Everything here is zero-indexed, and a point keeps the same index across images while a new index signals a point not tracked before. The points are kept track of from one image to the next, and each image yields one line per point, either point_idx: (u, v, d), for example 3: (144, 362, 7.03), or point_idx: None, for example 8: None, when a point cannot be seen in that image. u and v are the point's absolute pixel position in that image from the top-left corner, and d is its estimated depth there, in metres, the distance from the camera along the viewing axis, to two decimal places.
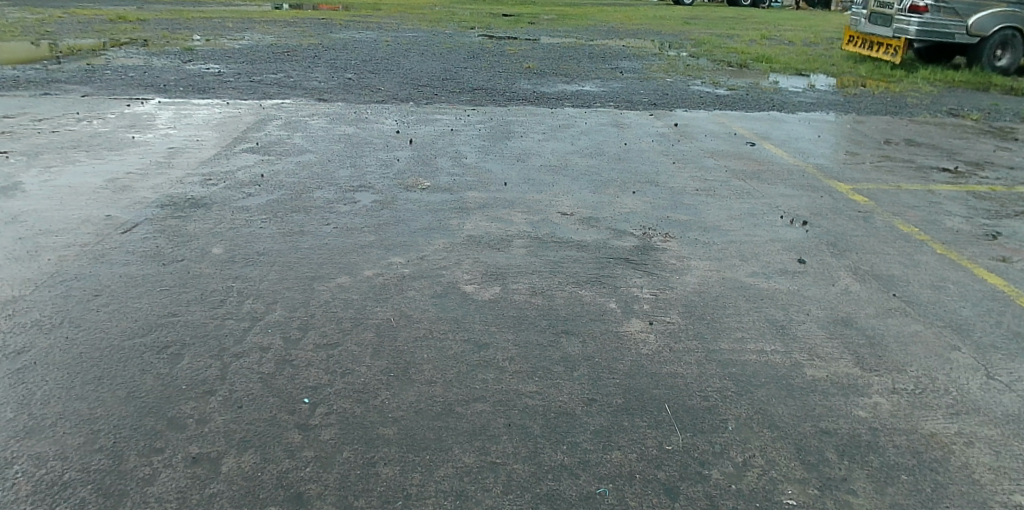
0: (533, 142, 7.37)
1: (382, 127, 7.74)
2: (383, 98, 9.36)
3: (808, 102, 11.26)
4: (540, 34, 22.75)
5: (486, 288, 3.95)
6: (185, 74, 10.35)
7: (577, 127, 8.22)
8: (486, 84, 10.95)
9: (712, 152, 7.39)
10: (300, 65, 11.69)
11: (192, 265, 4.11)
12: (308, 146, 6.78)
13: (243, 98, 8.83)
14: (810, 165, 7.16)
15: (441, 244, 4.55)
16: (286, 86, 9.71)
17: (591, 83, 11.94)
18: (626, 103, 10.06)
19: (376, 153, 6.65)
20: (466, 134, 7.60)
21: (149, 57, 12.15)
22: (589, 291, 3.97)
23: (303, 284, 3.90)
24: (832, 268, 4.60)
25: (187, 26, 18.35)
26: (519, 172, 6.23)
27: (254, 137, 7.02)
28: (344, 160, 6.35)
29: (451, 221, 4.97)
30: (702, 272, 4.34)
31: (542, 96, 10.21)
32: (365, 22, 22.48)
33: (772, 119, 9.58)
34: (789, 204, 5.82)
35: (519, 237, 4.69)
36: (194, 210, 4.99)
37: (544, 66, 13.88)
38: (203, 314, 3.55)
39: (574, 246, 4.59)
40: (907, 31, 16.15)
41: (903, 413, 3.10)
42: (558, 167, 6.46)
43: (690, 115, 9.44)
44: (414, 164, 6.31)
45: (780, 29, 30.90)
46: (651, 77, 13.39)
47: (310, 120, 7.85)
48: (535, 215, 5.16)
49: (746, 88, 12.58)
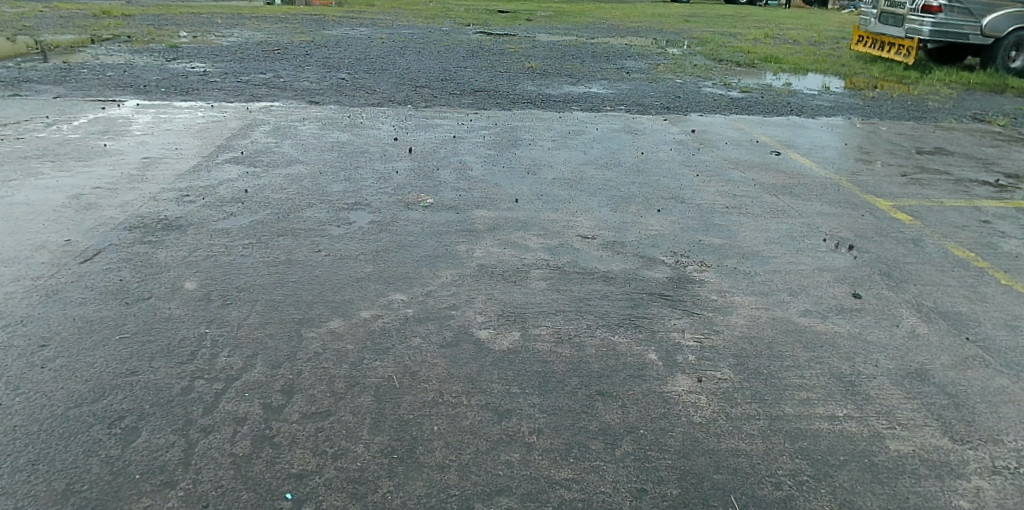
0: (543, 151, 6.81)
1: (379, 133, 7.15)
2: (379, 101, 8.76)
3: (825, 106, 10.72)
4: (539, 31, 22.14)
5: (503, 335, 3.37)
6: (168, 73, 9.74)
7: (589, 134, 7.65)
8: (488, 85, 10.38)
9: (737, 163, 6.84)
10: (291, 64, 11.09)
11: (160, 303, 3.53)
12: (298, 154, 6.20)
13: (229, 101, 8.23)
14: (845, 178, 6.62)
15: (448, 276, 3.97)
16: (275, 87, 9.12)
17: (597, 84, 11.37)
18: (637, 107, 9.50)
19: (372, 164, 6.07)
20: (470, 142, 7.03)
21: (131, 54, 11.52)
22: (623, 338, 3.40)
23: (289, 330, 3.32)
24: (892, 304, 4.05)
25: (172, 22, 17.65)
26: (531, 186, 5.67)
27: (238, 145, 6.43)
28: (337, 173, 5.76)
29: (457, 248, 4.39)
30: (748, 312, 3.78)
31: (548, 99, 9.66)
32: (358, 18, 21.83)
33: (792, 125, 9.06)
34: (830, 225, 5.27)
35: (536, 268, 4.12)
36: (167, 233, 4.42)
37: (546, 66, 13.29)
38: (168, 373, 2.97)
39: (600, 279, 4.02)
40: (920, 31, 15.66)
41: (1014, 502, 2.50)
42: (572, 180, 5.90)
43: (706, 120, 8.91)
44: (414, 178, 5.74)
45: (783, 27, 30.36)
46: (659, 78, 12.83)
47: (301, 125, 7.25)
48: (552, 240, 4.59)
49: (760, 90, 12.04)
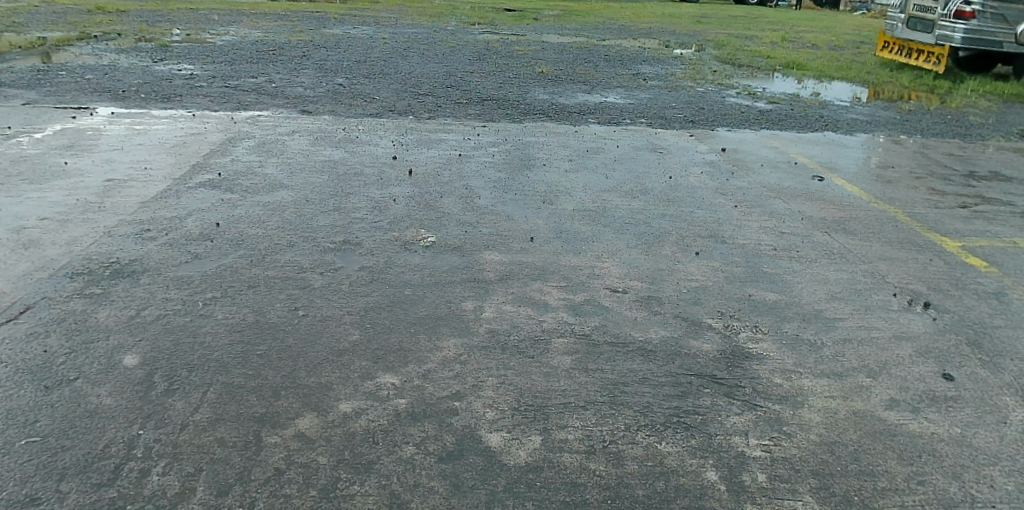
0: (559, 175, 6.08)
1: (377, 151, 6.42)
2: (379, 111, 8.04)
3: (860, 121, 9.94)
4: (548, 32, 21.37)
5: (519, 441, 2.64)
6: (153, 77, 9.04)
7: (609, 153, 6.92)
8: (497, 93, 9.65)
9: (778, 192, 6.11)
10: (287, 67, 10.39)
11: (88, 390, 2.81)
12: (283, 177, 5.49)
13: (214, 110, 7.53)
14: (900, 211, 5.88)
15: (451, 348, 3.24)
16: (267, 94, 8.40)
17: (614, 92, 10.61)
18: (658, 120, 8.75)
19: (366, 189, 5.35)
20: (478, 162, 6.30)
21: (117, 55, 10.83)
22: (672, 446, 2.67)
23: (246, 434, 2.59)
24: (994, 389, 3.29)
25: (169, 19, 16.93)
26: (548, 219, 4.95)
27: (217, 164, 5.72)
28: (326, 201, 5.05)
29: (462, 305, 3.66)
30: (821, 403, 3.05)
31: (562, 110, 8.92)
32: (362, 16, 21.10)
33: (830, 143, 8.34)
34: (895, 275, 4.54)
35: (559, 337, 3.39)
36: (117, 282, 3.70)
37: (558, 70, 12.54)
38: (78, 501, 2.24)
39: (636, 354, 3.29)
40: (952, 38, 14.87)
41: None
42: (594, 212, 5.16)
43: (736, 137, 8.19)
44: (414, 208, 5.01)
45: (799, 30, 29.48)
46: (678, 85, 12.07)
47: (291, 140, 6.54)
48: (575, 294, 3.86)
49: (787, 101, 11.26)
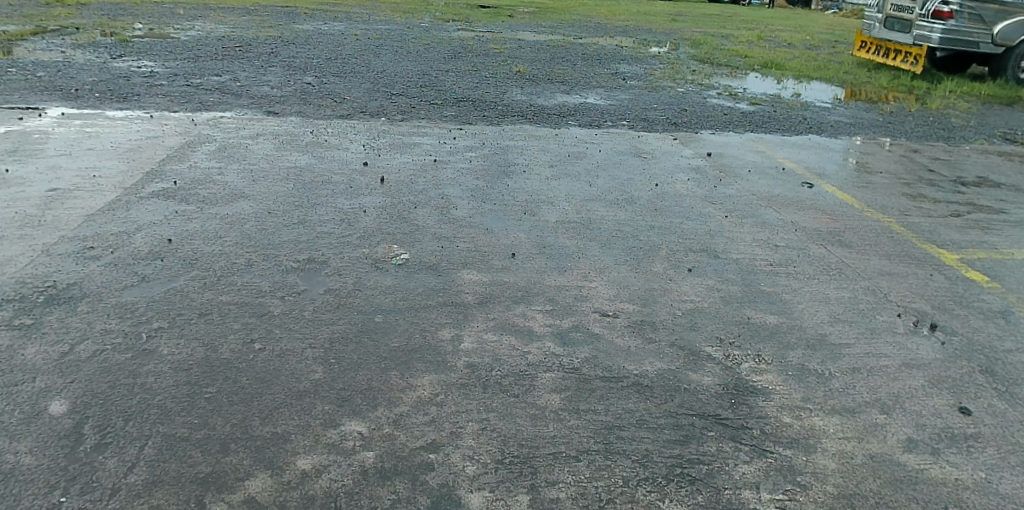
0: (541, 182, 5.77)
1: (347, 156, 6.04)
2: (349, 112, 7.65)
3: (844, 123, 9.78)
4: (524, 29, 21.03)
5: (505, 501, 2.30)
6: (108, 74, 8.52)
7: (592, 158, 6.62)
8: (474, 94, 9.30)
9: (769, 200, 5.87)
10: (253, 64, 9.91)
11: (4, 447, 2.41)
12: (244, 185, 5.09)
13: (173, 111, 7.06)
14: (894, 220, 5.67)
15: (426, 386, 2.90)
16: (231, 94, 7.95)
17: (593, 93, 10.31)
18: (641, 123, 8.48)
19: (335, 198, 4.98)
20: (455, 168, 5.95)
21: (72, 51, 10.24)
22: (678, 504, 2.35)
23: (187, 500, 2.21)
24: (1015, 424, 3.05)
25: (129, 12, 16.23)
26: (530, 232, 4.63)
27: (173, 171, 5.28)
28: (290, 213, 4.66)
29: (438, 333, 3.32)
30: (835, 446, 2.77)
31: (541, 111, 8.60)
32: (334, 12, 20.56)
33: (815, 147, 8.14)
34: (896, 293, 4.31)
35: (545, 372, 3.06)
36: (49, 310, 3.28)
37: (536, 70, 12.23)
38: None
39: (631, 392, 2.98)
40: (930, 38, 14.85)
41: None
42: (579, 224, 4.86)
43: (721, 140, 7.96)
44: (386, 220, 4.65)
45: (774, 28, 29.49)
46: (658, 85, 11.82)
47: (255, 144, 6.12)
48: (562, 319, 3.54)
49: (769, 102, 11.09)
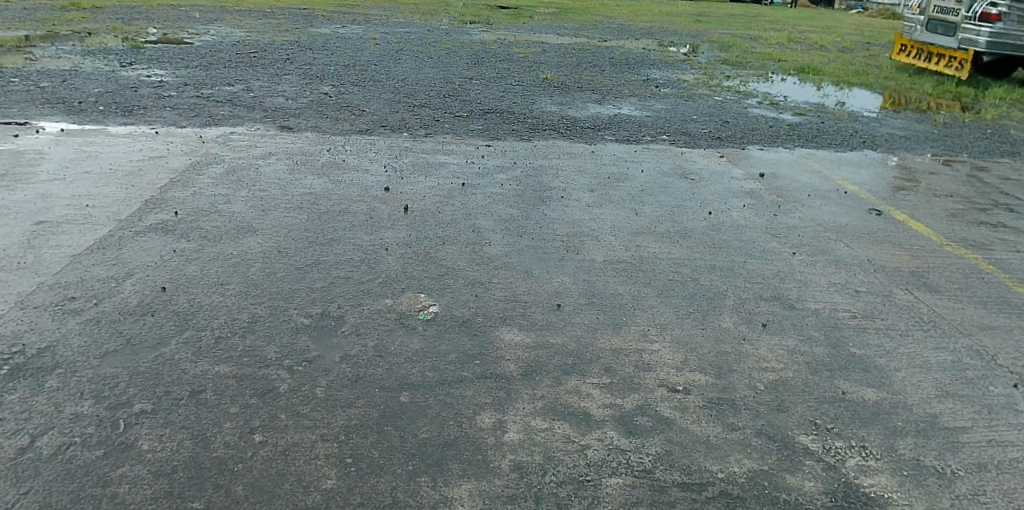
0: (581, 209, 5.18)
1: (366, 179, 5.49)
2: (369, 126, 7.11)
3: (898, 137, 9.07)
4: (546, 32, 20.41)
5: None
6: (116, 85, 8.07)
7: (634, 180, 6.01)
8: (501, 104, 8.73)
9: (837, 233, 5.23)
10: (268, 72, 9.43)
11: None
12: (253, 216, 4.56)
13: (180, 126, 6.57)
14: (982, 256, 5.01)
15: (465, 500, 2.31)
16: (243, 106, 7.45)
17: (627, 102, 9.69)
18: (682, 137, 7.84)
19: (353, 232, 4.44)
20: (485, 194, 5.38)
21: (81, 58, 9.81)
22: None
23: None
24: None
25: (146, 16, 15.88)
26: (576, 275, 4.05)
27: (174, 199, 4.76)
28: (302, 252, 4.12)
29: (477, 419, 2.74)
30: None
31: (574, 124, 8.02)
32: (352, 14, 20.11)
33: (874, 165, 7.47)
34: (1007, 354, 3.66)
35: (609, 478, 2.47)
36: (13, 387, 2.75)
37: (564, 77, 11.63)
38: None
39: (718, 508, 2.37)
40: (975, 42, 14.02)
41: None
42: (630, 264, 4.27)
43: (772, 157, 7.32)
44: (412, 260, 4.10)
45: (803, 29, 28.58)
46: (694, 93, 11.16)
47: (266, 165, 5.58)
48: (623, 397, 2.94)
49: (814, 111, 10.40)
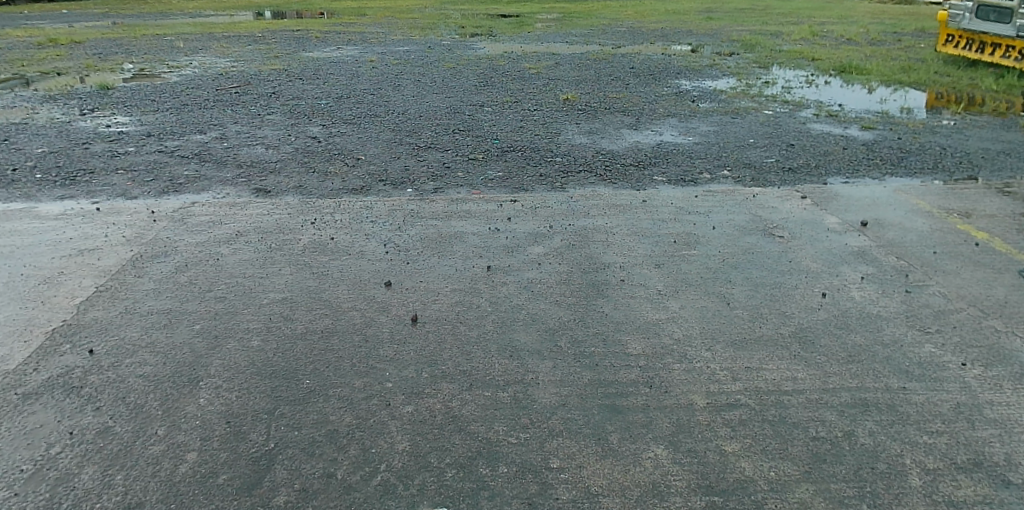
0: (651, 302, 3.81)
1: (361, 267, 4.17)
2: (366, 181, 5.81)
3: (994, 152, 7.59)
4: (556, 40, 19.07)
5: None
6: (68, 141, 6.84)
7: (708, 244, 4.65)
8: (520, 139, 7.39)
9: (1000, 317, 3.83)
10: (249, 113, 8.17)
11: None
12: (200, 351, 3.22)
13: (132, 196, 5.29)
14: None
15: None
16: (213, 162, 6.17)
17: (665, 125, 8.34)
18: (745, 171, 6.44)
19: (342, 372, 3.08)
20: (519, 281, 4.05)
21: (38, 106, 8.61)
22: None
23: None
24: None
25: (127, 49, 14.77)
26: (674, 443, 2.67)
27: (95, 324, 3.45)
28: (263, 418, 2.76)
29: None
30: None
31: (612, 160, 6.67)
32: (349, 34, 18.87)
33: (987, 196, 6.04)
34: None
35: None
36: None
37: (585, 95, 10.29)
38: None
39: None
40: None
41: None
42: (748, 411, 2.89)
43: (863, 194, 5.93)
44: (428, 427, 2.74)
45: (823, 21, 26.93)
46: (737, 107, 9.75)
47: (229, 255, 4.27)
48: None
49: (881, 122, 8.99)
